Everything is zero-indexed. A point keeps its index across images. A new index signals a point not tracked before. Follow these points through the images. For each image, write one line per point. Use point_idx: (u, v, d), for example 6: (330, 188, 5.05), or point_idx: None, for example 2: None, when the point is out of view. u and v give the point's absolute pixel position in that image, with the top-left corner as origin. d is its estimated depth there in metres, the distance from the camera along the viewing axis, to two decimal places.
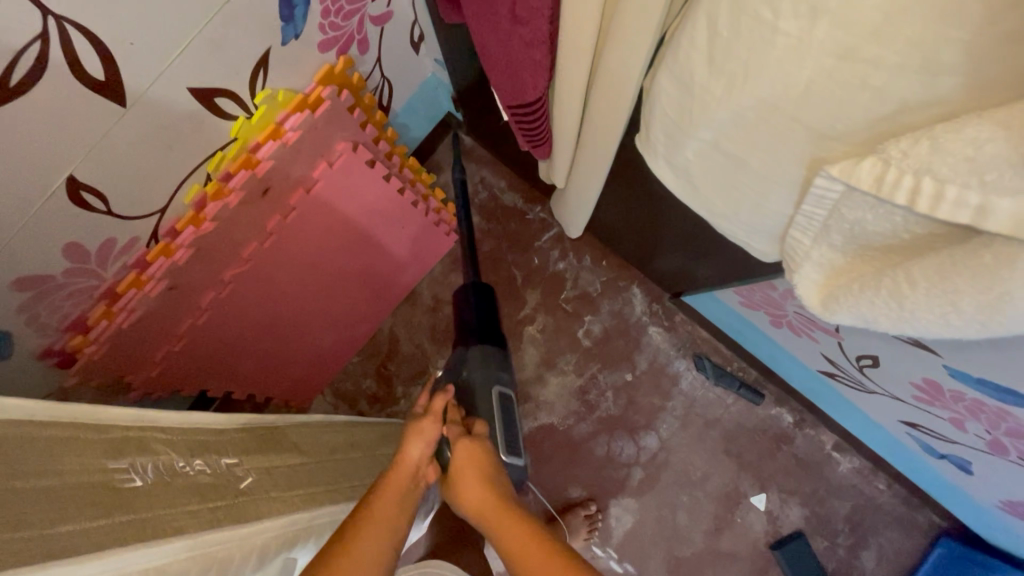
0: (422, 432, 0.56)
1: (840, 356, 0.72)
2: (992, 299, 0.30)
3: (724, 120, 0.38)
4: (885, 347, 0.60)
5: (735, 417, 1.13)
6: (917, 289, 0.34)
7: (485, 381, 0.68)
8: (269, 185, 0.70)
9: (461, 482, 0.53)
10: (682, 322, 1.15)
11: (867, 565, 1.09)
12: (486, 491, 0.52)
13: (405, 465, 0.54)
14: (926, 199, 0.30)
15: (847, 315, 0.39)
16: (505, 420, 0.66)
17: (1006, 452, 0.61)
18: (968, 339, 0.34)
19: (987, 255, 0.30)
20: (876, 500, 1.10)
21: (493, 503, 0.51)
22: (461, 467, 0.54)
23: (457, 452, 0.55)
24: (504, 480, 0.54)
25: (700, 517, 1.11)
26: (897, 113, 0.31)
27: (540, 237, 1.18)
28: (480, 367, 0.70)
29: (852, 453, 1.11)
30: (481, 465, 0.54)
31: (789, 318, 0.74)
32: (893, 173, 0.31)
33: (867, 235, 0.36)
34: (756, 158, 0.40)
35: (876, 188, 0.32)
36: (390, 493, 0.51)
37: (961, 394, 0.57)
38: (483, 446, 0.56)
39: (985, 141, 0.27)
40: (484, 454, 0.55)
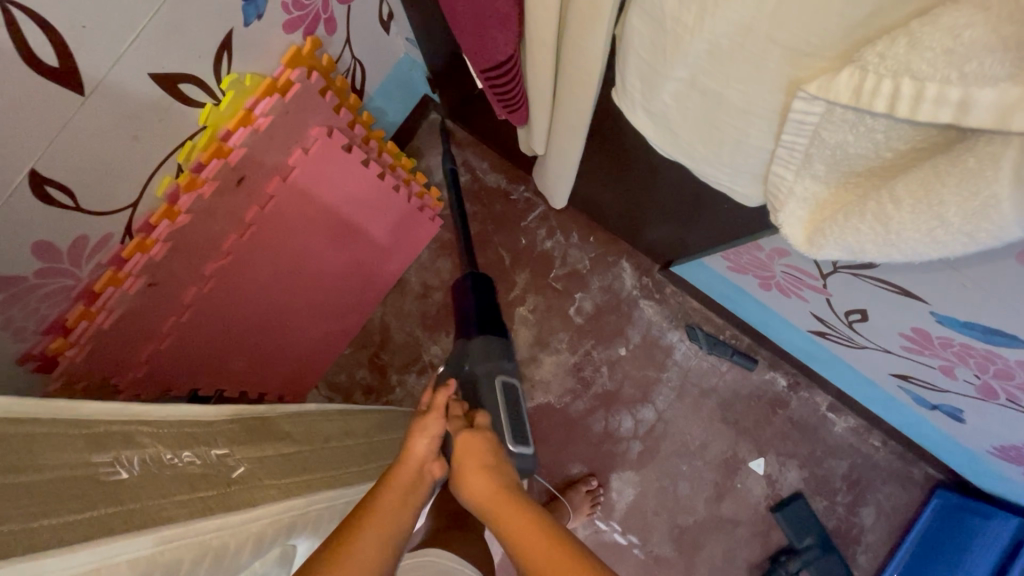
0: (426, 427, 0.55)
1: (830, 314, 0.72)
2: (978, 206, 0.30)
3: (699, 51, 0.37)
4: (872, 299, 0.60)
5: (729, 384, 1.14)
6: (903, 208, 0.33)
7: (485, 372, 0.72)
8: (243, 173, 0.68)
9: (467, 476, 0.53)
10: (673, 293, 1.15)
11: (865, 521, 1.11)
12: (491, 484, 0.51)
13: (407, 466, 0.53)
14: (907, 100, 0.30)
15: (834, 248, 0.39)
16: (511, 408, 0.69)
17: (996, 395, 0.62)
18: (956, 255, 0.34)
19: (970, 159, 0.29)
20: (871, 457, 1.12)
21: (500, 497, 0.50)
22: (468, 462, 0.53)
23: (464, 446, 0.54)
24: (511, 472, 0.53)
25: (701, 486, 1.12)
26: (872, 18, 0.29)
27: (526, 217, 1.17)
28: (481, 358, 0.74)
29: (846, 413, 1.13)
30: (486, 459, 0.53)
31: (776, 277, 0.74)
32: (872, 80, 0.30)
33: (849, 159, 0.36)
34: (734, 93, 0.39)
35: (855, 99, 0.31)
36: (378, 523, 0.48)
37: (949, 340, 0.57)
38: (489, 438, 0.55)
39: (964, 28, 0.26)
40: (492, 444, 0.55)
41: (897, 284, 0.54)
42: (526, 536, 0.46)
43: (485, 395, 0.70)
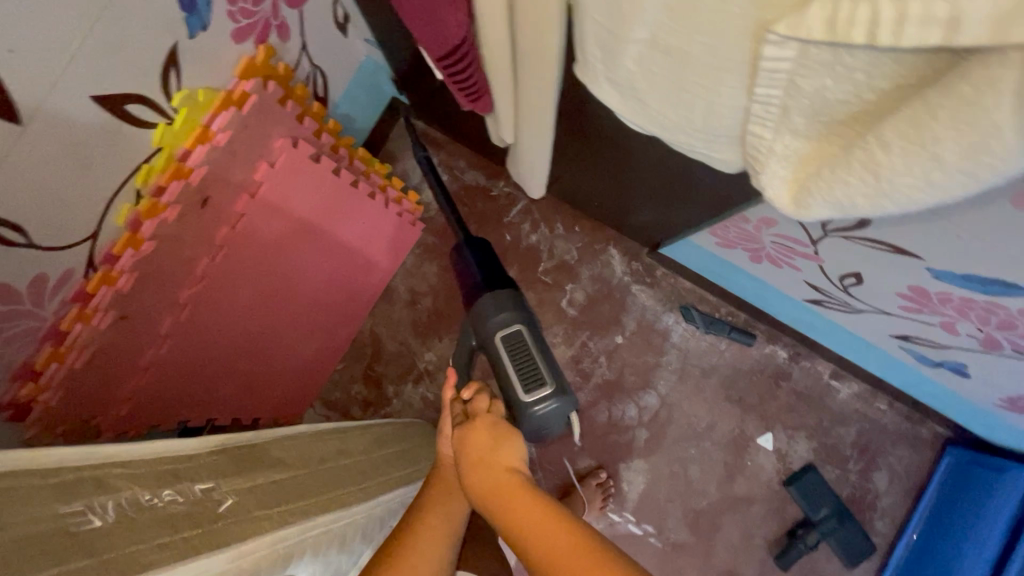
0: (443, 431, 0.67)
1: (824, 280, 0.71)
2: (976, 139, 0.27)
3: (658, 7, 0.35)
4: (865, 260, 0.59)
5: (730, 361, 1.12)
6: (892, 151, 0.31)
7: (486, 334, 0.81)
8: (206, 194, 0.66)
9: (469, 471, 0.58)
10: (664, 276, 1.13)
11: (879, 486, 1.10)
12: (487, 472, 0.57)
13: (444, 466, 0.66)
14: (888, 25, 0.27)
15: (823, 206, 0.38)
16: (516, 357, 0.79)
17: (1000, 347, 0.60)
18: (954, 200, 0.32)
19: (965, 86, 0.26)
20: (879, 421, 1.11)
21: (498, 484, 0.55)
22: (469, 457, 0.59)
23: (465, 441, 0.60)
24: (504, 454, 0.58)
25: (712, 467, 1.10)
26: None
27: (508, 213, 1.15)
28: (478, 323, 0.83)
29: (850, 379, 1.12)
30: (481, 449, 0.59)
31: (765, 249, 0.72)
32: (847, 8, 0.27)
33: (828, 105, 0.34)
34: (697, 47, 0.36)
35: (830, 31, 0.29)
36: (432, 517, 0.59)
37: (948, 296, 0.56)
38: (480, 426, 0.61)
39: None
40: (485, 430, 0.61)
41: (888, 243, 0.53)
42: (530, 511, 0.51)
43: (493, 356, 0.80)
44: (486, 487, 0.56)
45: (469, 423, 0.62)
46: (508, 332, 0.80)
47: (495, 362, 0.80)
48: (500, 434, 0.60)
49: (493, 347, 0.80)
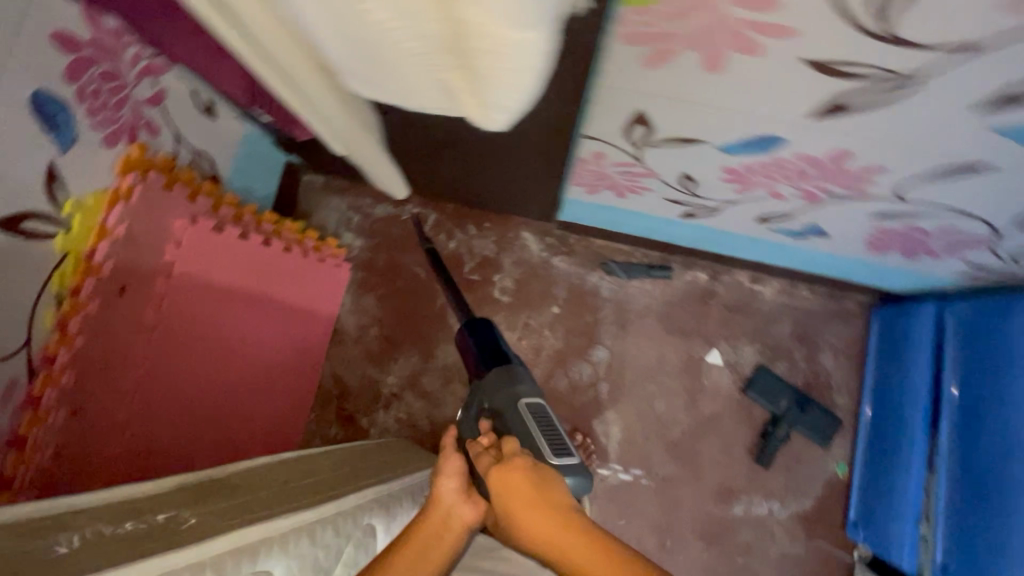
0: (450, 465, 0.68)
1: (674, 191, 0.80)
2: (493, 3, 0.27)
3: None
4: (681, 160, 0.69)
5: (660, 297, 1.21)
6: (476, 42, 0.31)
7: (510, 401, 0.86)
8: (123, 282, 0.74)
9: (518, 514, 0.61)
10: (578, 241, 1.23)
11: (827, 364, 1.18)
12: (540, 515, 0.60)
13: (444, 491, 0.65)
14: None
15: (496, 111, 0.39)
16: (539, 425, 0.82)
17: (818, 196, 0.70)
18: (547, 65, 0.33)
19: None
20: (807, 307, 1.20)
21: (552, 528, 0.58)
22: (517, 502, 0.61)
23: (509, 481, 0.63)
24: (554, 498, 0.61)
25: (674, 396, 1.18)
26: None
27: (423, 230, 1.24)
28: (500, 392, 0.88)
29: (769, 279, 1.21)
30: (530, 493, 0.62)
31: (618, 181, 0.82)
32: None
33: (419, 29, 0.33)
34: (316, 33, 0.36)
35: None
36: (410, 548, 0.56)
37: (752, 166, 0.66)
38: (523, 472, 0.64)
39: None
40: (523, 475, 0.64)
41: (679, 136, 0.63)
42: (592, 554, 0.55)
43: (513, 423, 0.83)
44: (532, 524, 0.59)
45: (508, 461, 0.65)
46: (533, 401, 0.85)
47: (515, 429, 0.82)
48: (543, 478, 0.64)
49: (518, 412, 0.83)
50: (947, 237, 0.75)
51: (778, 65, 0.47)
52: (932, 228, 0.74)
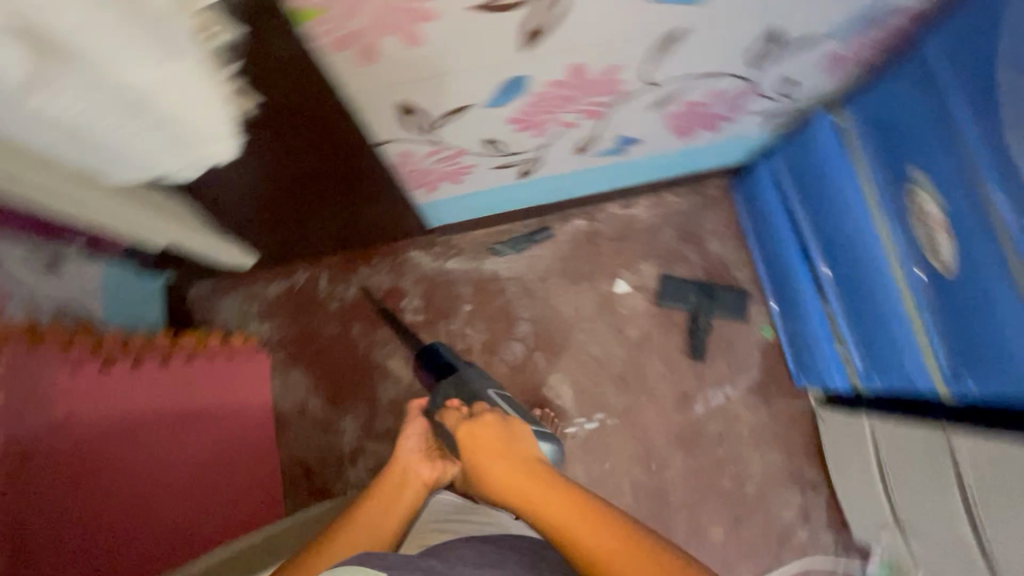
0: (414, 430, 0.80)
1: (492, 158, 0.88)
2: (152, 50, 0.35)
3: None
4: (470, 129, 0.76)
5: (553, 256, 1.28)
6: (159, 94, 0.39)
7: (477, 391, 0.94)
8: (23, 451, 0.69)
9: (486, 462, 0.66)
10: (461, 239, 1.29)
11: (717, 250, 1.28)
12: (507, 464, 0.65)
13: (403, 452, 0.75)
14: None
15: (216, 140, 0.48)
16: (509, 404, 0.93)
17: (596, 111, 0.79)
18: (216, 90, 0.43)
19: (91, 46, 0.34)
20: (679, 208, 1.29)
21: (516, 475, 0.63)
22: (486, 451, 0.68)
23: (480, 432, 0.71)
24: (521, 455, 0.67)
25: (602, 335, 1.25)
26: None
27: (320, 290, 1.27)
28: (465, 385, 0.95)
29: (637, 199, 1.30)
30: (499, 447, 0.68)
31: (441, 170, 0.89)
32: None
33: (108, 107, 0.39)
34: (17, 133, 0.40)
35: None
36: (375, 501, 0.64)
37: (526, 109, 0.74)
38: (492, 428, 0.71)
39: None
40: (490, 432, 0.71)
41: (450, 110, 0.70)
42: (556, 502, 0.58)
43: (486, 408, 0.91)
44: (496, 467, 0.65)
45: (478, 420, 0.73)
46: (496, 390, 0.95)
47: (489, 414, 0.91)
48: (508, 435, 0.71)
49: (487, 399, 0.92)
50: (724, 99, 0.85)
51: (469, 29, 0.54)
52: (706, 99, 0.83)
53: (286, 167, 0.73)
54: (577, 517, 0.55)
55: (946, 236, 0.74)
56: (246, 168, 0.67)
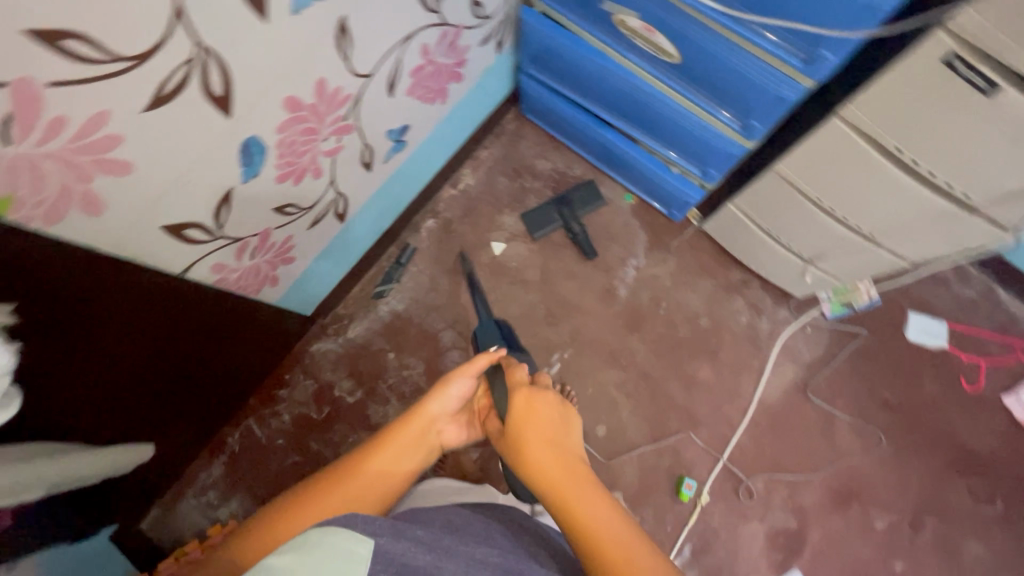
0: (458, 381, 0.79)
1: (298, 220, 0.90)
2: None
3: None
4: (252, 209, 0.78)
5: (428, 263, 1.32)
6: None
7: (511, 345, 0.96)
8: None
9: (527, 442, 0.67)
10: (345, 306, 1.30)
11: (547, 166, 1.37)
12: (552, 453, 0.66)
13: (433, 408, 0.77)
14: None
15: None
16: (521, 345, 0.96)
17: (346, 125, 0.84)
18: None
19: None
20: (496, 157, 1.38)
21: (558, 464, 0.64)
22: (531, 434, 0.68)
23: (529, 412, 0.70)
24: (565, 447, 0.67)
25: (513, 295, 1.30)
26: None
27: (259, 438, 1.24)
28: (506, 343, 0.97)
29: (459, 173, 1.37)
30: (546, 434, 0.68)
31: (264, 259, 0.90)
32: None
33: None
34: None
35: None
36: (396, 442, 0.72)
37: (282, 161, 0.76)
38: (546, 413, 0.71)
39: None
40: (546, 416, 0.70)
41: (217, 204, 0.72)
42: (595, 504, 0.59)
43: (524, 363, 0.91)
44: (546, 460, 0.64)
45: (539, 394, 0.73)
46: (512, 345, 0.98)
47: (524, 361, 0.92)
48: (563, 425, 0.70)
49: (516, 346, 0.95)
50: (440, 48, 0.92)
51: (160, 126, 0.56)
52: (425, 59, 0.90)
53: (105, 350, 0.71)
54: (617, 537, 0.56)
55: (658, 35, 0.85)
56: (62, 367, 0.65)
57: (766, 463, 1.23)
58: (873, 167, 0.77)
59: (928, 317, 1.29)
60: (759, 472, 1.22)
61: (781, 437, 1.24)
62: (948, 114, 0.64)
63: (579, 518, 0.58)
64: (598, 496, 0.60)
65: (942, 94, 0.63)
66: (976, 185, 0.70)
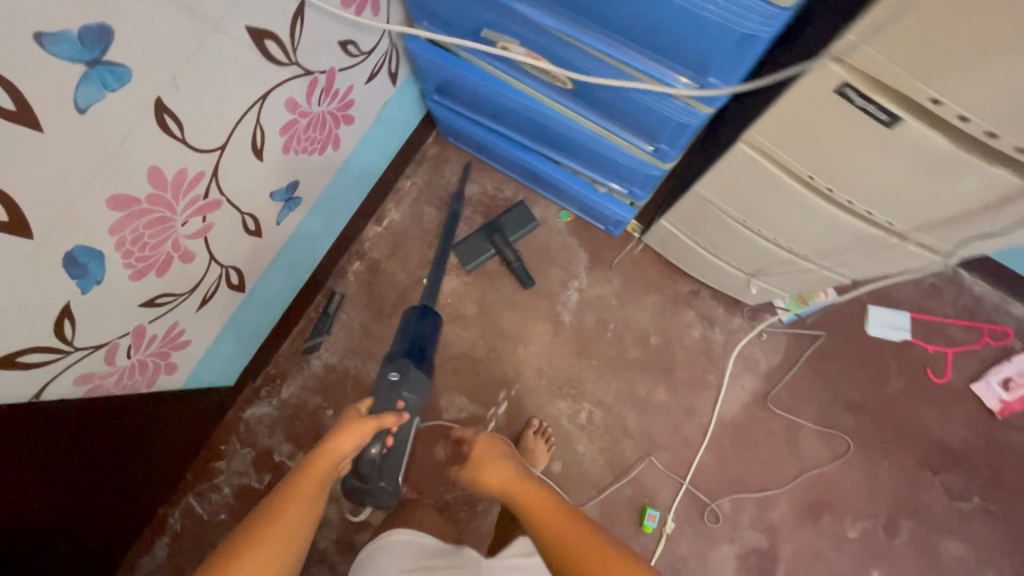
0: (355, 429, 0.78)
1: (179, 306, 0.82)
2: None
3: None
4: (106, 313, 0.70)
5: (359, 310, 1.24)
6: None
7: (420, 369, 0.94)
8: None
9: (488, 471, 0.81)
10: (276, 365, 1.22)
11: (475, 191, 1.29)
12: (506, 475, 0.79)
13: (332, 454, 0.75)
14: None
15: None
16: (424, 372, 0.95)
17: (210, 201, 0.75)
18: None
19: None
20: (420, 187, 1.29)
21: (516, 481, 0.78)
22: (489, 464, 0.83)
23: (485, 450, 0.86)
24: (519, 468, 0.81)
25: (451, 334, 1.23)
26: None
27: (198, 515, 1.17)
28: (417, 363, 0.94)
29: (383, 209, 1.28)
30: (500, 463, 0.82)
31: (147, 353, 0.82)
32: None
33: None
34: None
35: None
36: (298, 501, 0.68)
37: (131, 257, 0.68)
38: (497, 447, 0.86)
39: None
40: (495, 451, 0.86)
41: (52, 321, 0.63)
42: (544, 504, 0.72)
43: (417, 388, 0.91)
44: (508, 481, 0.78)
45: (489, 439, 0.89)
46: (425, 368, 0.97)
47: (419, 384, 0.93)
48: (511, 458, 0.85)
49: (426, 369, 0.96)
50: (313, 98, 0.83)
51: None
52: (296, 112, 0.81)
53: None
54: (565, 525, 0.68)
55: (545, 61, 0.76)
56: None
57: (730, 483, 1.17)
58: (785, 190, 0.69)
59: (888, 309, 1.22)
60: (725, 494, 1.17)
61: (744, 455, 1.18)
62: (847, 137, 0.56)
63: (535, 516, 0.70)
64: (547, 497, 0.73)
65: (839, 119, 0.55)
66: (892, 212, 0.62)
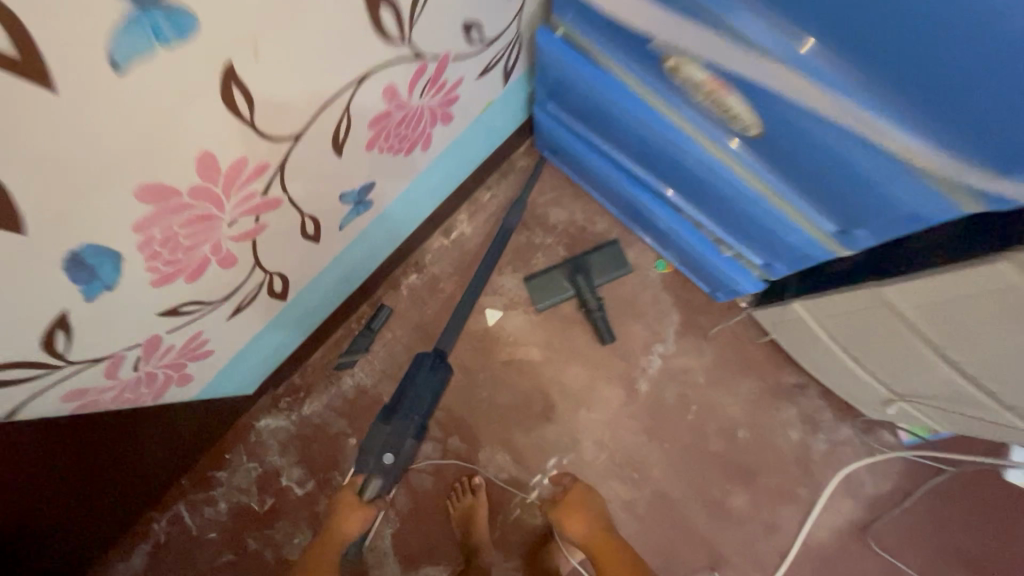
0: (355, 509, 0.88)
1: (207, 317, 0.66)
2: None
3: None
4: (114, 323, 0.54)
5: (406, 330, 1.07)
6: None
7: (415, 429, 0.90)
8: None
9: (576, 520, 0.87)
10: (302, 374, 1.07)
11: (562, 218, 1.10)
12: (591, 526, 0.87)
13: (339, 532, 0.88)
14: None
15: None
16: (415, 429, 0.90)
17: (267, 200, 0.58)
18: None
19: None
20: (500, 202, 1.11)
21: (597, 533, 0.87)
22: (580, 513, 0.88)
23: (578, 497, 0.90)
24: (605, 523, 0.88)
25: (505, 379, 1.05)
26: None
27: (184, 528, 1.02)
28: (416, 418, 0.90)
29: (453, 219, 1.11)
30: (591, 516, 0.88)
31: (159, 364, 0.67)
32: None
33: None
34: None
35: None
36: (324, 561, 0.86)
37: (157, 260, 0.52)
38: (590, 498, 0.90)
39: None
40: (586, 500, 0.91)
41: (37, 331, 0.48)
42: (618, 557, 0.84)
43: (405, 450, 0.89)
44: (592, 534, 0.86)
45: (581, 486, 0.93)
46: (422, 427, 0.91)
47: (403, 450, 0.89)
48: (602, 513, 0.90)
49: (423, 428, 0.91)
50: (416, 89, 0.66)
51: None
52: (394, 103, 0.64)
53: None
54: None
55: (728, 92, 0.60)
56: None
57: None
58: None
59: None
60: None
61: None
62: None
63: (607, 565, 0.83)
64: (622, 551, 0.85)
65: None
66: None
